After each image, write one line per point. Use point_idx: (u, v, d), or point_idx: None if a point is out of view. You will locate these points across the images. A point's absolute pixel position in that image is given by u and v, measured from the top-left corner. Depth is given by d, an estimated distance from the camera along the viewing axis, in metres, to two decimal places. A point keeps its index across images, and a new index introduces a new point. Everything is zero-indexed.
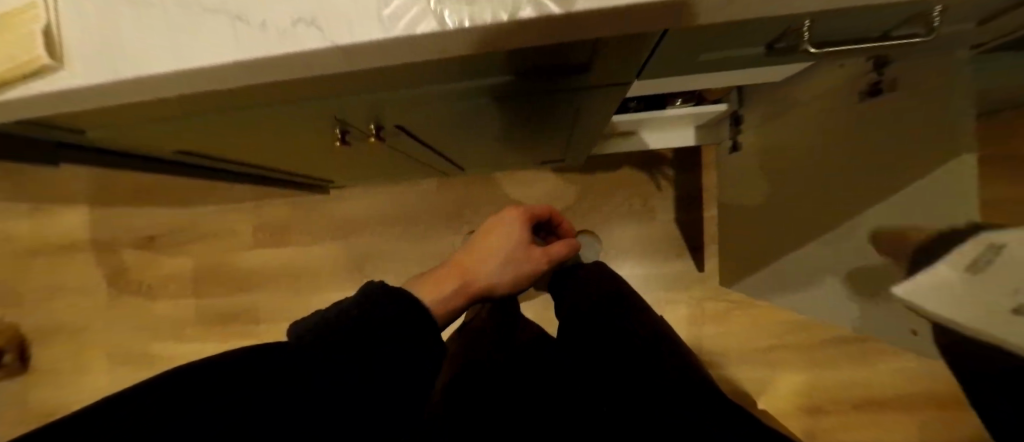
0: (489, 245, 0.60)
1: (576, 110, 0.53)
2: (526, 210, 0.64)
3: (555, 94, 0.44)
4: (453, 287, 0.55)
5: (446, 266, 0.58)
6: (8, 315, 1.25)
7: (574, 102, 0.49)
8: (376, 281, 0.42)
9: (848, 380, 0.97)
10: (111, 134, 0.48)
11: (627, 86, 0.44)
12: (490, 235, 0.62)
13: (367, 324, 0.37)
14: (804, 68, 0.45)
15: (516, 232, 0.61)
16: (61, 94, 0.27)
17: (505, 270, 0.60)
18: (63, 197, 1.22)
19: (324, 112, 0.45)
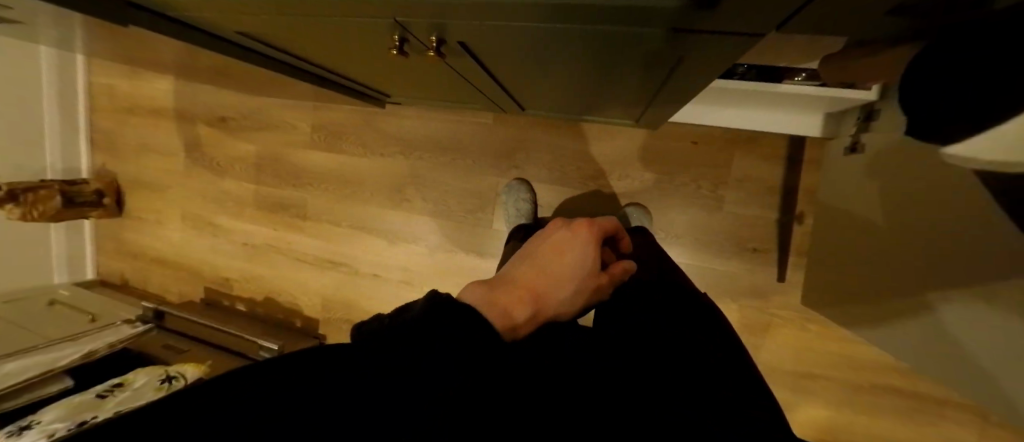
0: (560, 265, 0.43)
1: (675, 61, 0.43)
2: (602, 224, 0.48)
3: (655, 29, 0.33)
4: (523, 313, 0.36)
5: (502, 294, 0.36)
6: (108, 163, 1.42)
7: (676, 49, 0.39)
8: (438, 292, 0.27)
9: (884, 430, 0.88)
10: (175, 1, 0.45)
11: (755, 39, 0.34)
12: (561, 249, 0.45)
13: (433, 325, 0.23)
14: None
15: (596, 248, 0.45)
16: None
17: (578, 297, 0.43)
18: (154, 62, 1.30)
19: (384, 11, 0.40)
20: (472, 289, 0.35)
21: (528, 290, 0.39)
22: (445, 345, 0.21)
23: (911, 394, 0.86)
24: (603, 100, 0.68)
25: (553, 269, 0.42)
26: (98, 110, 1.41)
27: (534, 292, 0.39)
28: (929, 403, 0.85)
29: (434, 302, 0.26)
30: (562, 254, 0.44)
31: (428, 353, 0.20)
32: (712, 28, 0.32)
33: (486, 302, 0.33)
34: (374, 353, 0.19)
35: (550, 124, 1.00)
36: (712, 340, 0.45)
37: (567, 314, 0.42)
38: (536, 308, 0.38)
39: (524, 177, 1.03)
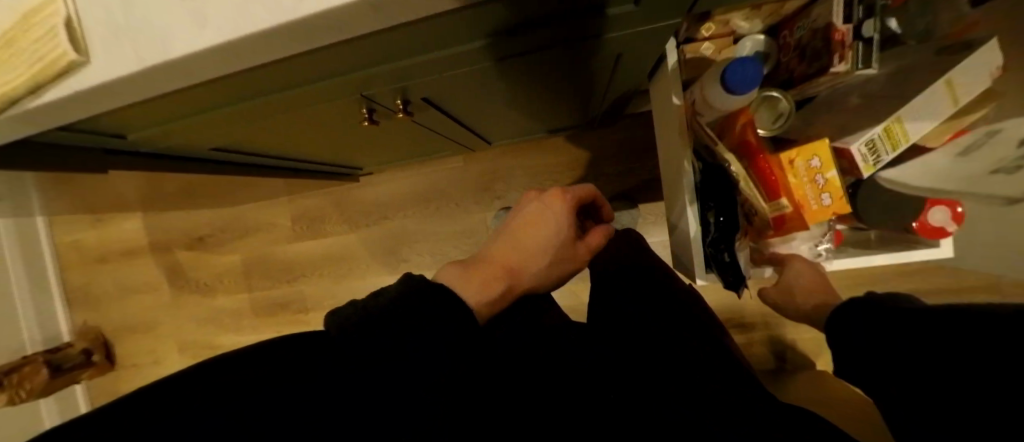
0: (532, 240, 0.50)
1: (615, 59, 0.48)
2: (575, 193, 0.52)
3: (597, 35, 0.39)
4: (496, 287, 0.45)
5: (479, 270, 0.46)
6: (91, 318, 1.37)
7: (613, 50, 0.44)
8: (412, 274, 0.36)
9: None
10: (152, 136, 0.48)
11: (670, 22, 0.39)
12: (535, 225, 0.50)
13: (411, 311, 0.30)
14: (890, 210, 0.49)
15: (567, 221, 0.51)
16: (98, 87, 0.28)
17: (548, 270, 0.51)
18: (117, 205, 1.30)
19: (353, 90, 0.43)
20: (454, 266, 0.45)
21: (503, 265, 0.48)
22: (427, 325, 0.30)
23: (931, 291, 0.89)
24: (559, 111, 0.74)
25: (526, 246, 0.50)
26: (69, 269, 1.37)
27: (508, 268, 0.48)
28: (949, 294, 0.87)
29: (408, 280, 0.35)
30: (535, 228, 0.50)
31: (411, 335, 0.28)
32: (630, 24, 0.38)
33: (463, 279, 0.43)
34: (360, 341, 0.27)
35: (516, 149, 1.05)
36: (694, 335, 0.49)
37: (543, 280, 0.52)
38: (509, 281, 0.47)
39: (508, 204, 1.06)
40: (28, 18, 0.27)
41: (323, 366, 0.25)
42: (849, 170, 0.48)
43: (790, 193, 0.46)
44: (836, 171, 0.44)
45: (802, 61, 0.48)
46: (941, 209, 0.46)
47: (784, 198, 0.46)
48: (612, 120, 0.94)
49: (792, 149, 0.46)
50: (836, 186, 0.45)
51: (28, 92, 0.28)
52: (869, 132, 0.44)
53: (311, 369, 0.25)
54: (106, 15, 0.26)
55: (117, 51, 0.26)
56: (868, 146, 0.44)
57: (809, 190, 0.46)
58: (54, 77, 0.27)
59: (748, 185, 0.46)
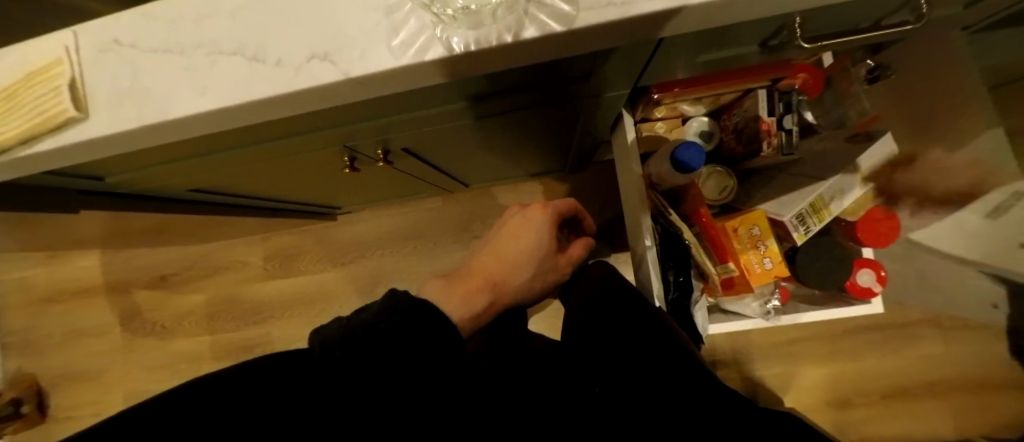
0: (513, 253, 0.53)
1: (578, 120, 0.54)
2: (557, 208, 0.56)
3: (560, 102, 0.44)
4: (477, 298, 0.48)
5: (462, 284, 0.49)
6: (24, 366, 1.25)
7: (576, 113, 0.50)
8: (396, 289, 0.40)
9: (877, 369, 0.93)
10: (130, 178, 0.49)
11: (622, 93, 0.45)
12: (515, 239, 0.53)
13: (399, 327, 0.35)
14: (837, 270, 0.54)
15: (549, 234, 0.54)
16: (88, 141, 0.30)
17: (533, 279, 0.54)
18: (74, 243, 1.24)
19: (337, 141, 0.47)
20: (441, 277, 0.50)
21: (485, 277, 0.51)
22: (405, 333, 0.35)
23: (889, 327, 0.92)
24: (532, 159, 0.79)
25: (509, 260, 0.52)
26: (8, 311, 1.26)
27: (492, 280, 0.51)
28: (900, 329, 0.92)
29: (394, 296, 0.40)
30: (517, 240, 0.53)
31: (394, 344, 0.34)
32: (589, 94, 0.43)
33: (446, 291, 0.47)
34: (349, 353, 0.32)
35: (494, 190, 1.09)
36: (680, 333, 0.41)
37: (528, 293, 0.54)
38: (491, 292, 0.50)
39: None
40: (32, 77, 0.30)
41: (307, 375, 0.29)
42: (785, 239, 0.53)
43: (737, 259, 0.51)
44: (773, 240, 0.51)
45: (740, 143, 0.53)
46: (867, 272, 0.55)
47: (732, 263, 0.51)
48: (584, 165, 1.00)
49: (735, 218, 0.52)
50: (775, 252, 0.52)
51: (21, 142, 0.30)
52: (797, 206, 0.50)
53: (296, 377, 0.29)
54: (110, 78, 0.29)
55: (115, 109, 0.29)
56: (799, 219, 0.50)
57: (753, 256, 0.52)
58: (49, 129, 0.29)
59: (699, 251, 0.50)
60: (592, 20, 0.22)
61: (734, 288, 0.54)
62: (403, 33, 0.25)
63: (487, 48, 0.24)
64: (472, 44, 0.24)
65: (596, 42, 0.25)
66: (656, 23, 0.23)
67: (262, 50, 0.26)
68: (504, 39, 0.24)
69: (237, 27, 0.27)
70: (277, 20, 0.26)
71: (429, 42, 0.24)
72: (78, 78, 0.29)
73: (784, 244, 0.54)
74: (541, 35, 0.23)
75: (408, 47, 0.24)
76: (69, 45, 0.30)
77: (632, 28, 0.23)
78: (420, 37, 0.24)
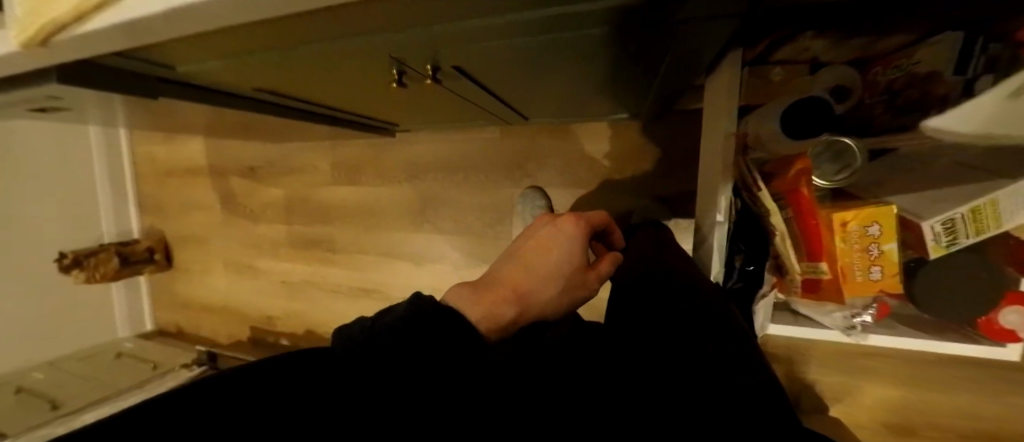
0: (541, 262, 0.40)
1: (667, 55, 0.43)
2: (590, 218, 0.45)
3: (652, 27, 0.33)
4: (509, 312, 0.34)
5: (489, 293, 0.35)
6: (156, 223, 1.55)
7: (667, 45, 0.39)
8: (423, 294, 0.27)
9: (969, 410, 0.78)
10: (197, 70, 0.50)
11: (735, 19, 0.34)
12: (542, 248, 0.42)
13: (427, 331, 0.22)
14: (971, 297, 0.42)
15: (583, 245, 0.43)
16: (128, 22, 0.29)
17: (562, 297, 0.41)
18: (185, 127, 1.42)
19: (382, 50, 0.42)
20: (461, 285, 0.35)
21: (514, 287, 0.37)
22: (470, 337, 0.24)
23: (1010, 365, 0.74)
24: (603, 98, 0.69)
25: (535, 269, 0.40)
26: (142, 177, 1.54)
27: (517, 289, 0.37)
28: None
29: (420, 301, 0.26)
30: (546, 251, 0.41)
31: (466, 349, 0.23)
32: (690, 18, 0.32)
33: (474, 298, 0.33)
34: (407, 345, 0.21)
35: (556, 128, 1.00)
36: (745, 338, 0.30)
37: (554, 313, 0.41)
38: (522, 308, 0.36)
39: (537, 184, 1.03)
40: None
41: (360, 378, 0.18)
42: (914, 247, 0.42)
43: (831, 260, 0.41)
44: (893, 246, 0.39)
45: (893, 111, 0.42)
46: (1017, 311, 0.41)
47: (823, 264, 0.41)
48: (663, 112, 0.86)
49: (848, 210, 0.40)
50: (893, 261, 0.40)
51: (75, 19, 0.30)
52: (950, 210, 0.37)
53: (344, 384, 0.17)
54: None
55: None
56: (945, 227, 0.38)
57: (855, 260, 0.41)
58: (94, 8, 0.28)
59: (782, 241, 0.41)
60: None
61: (818, 292, 0.44)
62: None
63: None
64: None
65: None
66: None
67: None
68: None
69: None
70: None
71: None
72: None
73: (908, 253, 0.43)
74: None
75: None
76: None
77: None
78: None
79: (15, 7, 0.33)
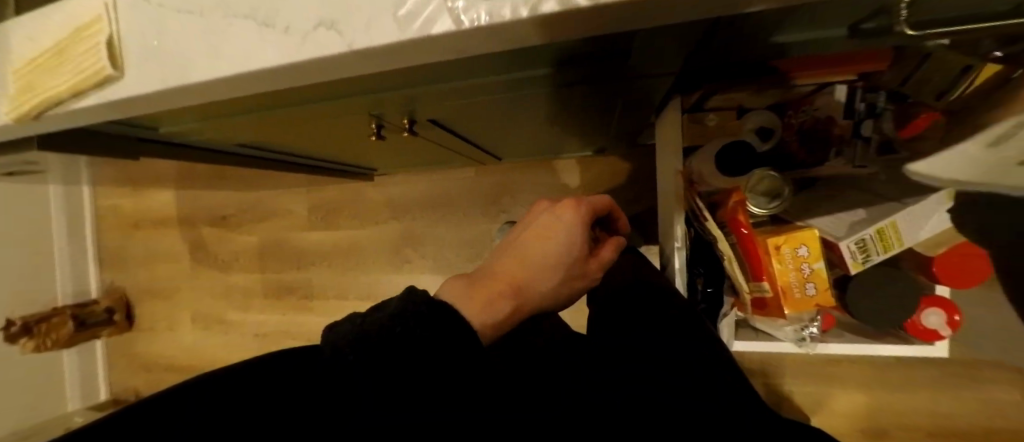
0: (542, 252, 0.37)
1: (617, 103, 0.49)
2: (591, 202, 0.41)
3: (601, 84, 0.39)
4: (506, 308, 0.32)
5: (482, 289, 0.33)
6: (117, 279, 1.47)
7: (616, 96, 0.45)
8: (415, 288, 0.27)
9: (929, 407, 0.82)
10: (179, 130, 0.52)
11: (668, 77, 0.40)
12: (543, 237, 0.38)
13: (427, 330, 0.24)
14: (895, 310, 0.46)
15: (583, 233, 0.39)
16: (125, 98, 0.31)
17: (563, 287, 0.38)
18: (154, 179, 1.39)
19: (362, 108, 0.46)
20: (455, 278, 0.34)
21: (510, 281, 0.35)
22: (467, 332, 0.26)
23: (957, 363, 0.80)
24: (568, 138, 0.75)
25: (535, 260, 0.37)
26: (104, 233, 1.48)
27: (515, 284, 0.35)
28: (972, 372, 0.80)
29: (411, 296, 0.27)
30: (545, 240, 0.38)
31: (461, 345, 0.25)
32: (632, 78, 0.38)
33: (466, 294, 0.31)
34: (401, 346, 0.22)
35: (527, 165, 1.06)
36: (734, 372, 0.35)
37: (553, 304, 0.38)
38: (521, 302, 0.34)
39: (513, 218, 1.07)
40: (78, 31, 0.31)
41: (358, 377, 0.20)
42: (838, 265, 0.46)
43: (771, 278, 0.44)
44: (822, 265, 0.43)
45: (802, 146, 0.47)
46: (936, 313, 0.46)
47: (765, 283, 0.45)
48: (624, 147, 0.92)
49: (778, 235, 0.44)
50: (822, 277, 0.44)
51: (72, 95, 0.32)
52: (861, 231, 0.43)
53: (342, 381, 0.19)
54: (142, 35, 0.29)
55: (146, 66, 0.30)
56: (857, 246, 0.43)
57: (793, 279, 0.44)
58: (94, 86, 0.31)
59: (731, 263, 0.45)
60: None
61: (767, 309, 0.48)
62: (409, 2, 0.22)
63: (500, 23, 0.20)
64: (482, 17, 0.20)
65: (631, 24, 0.21)
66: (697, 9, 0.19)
67: (273, 15, 0.25)
68: (517, 15, 0.19)
69: None
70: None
71: (437, 14, 0.22)
72: (115, 35, 0.30)
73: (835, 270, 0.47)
74: (561, 11, 0.19)
75: (413, 18, 0.22)
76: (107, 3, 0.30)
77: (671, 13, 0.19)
78: (426, 7, 0.22)
79: (9, 83, 0.35)
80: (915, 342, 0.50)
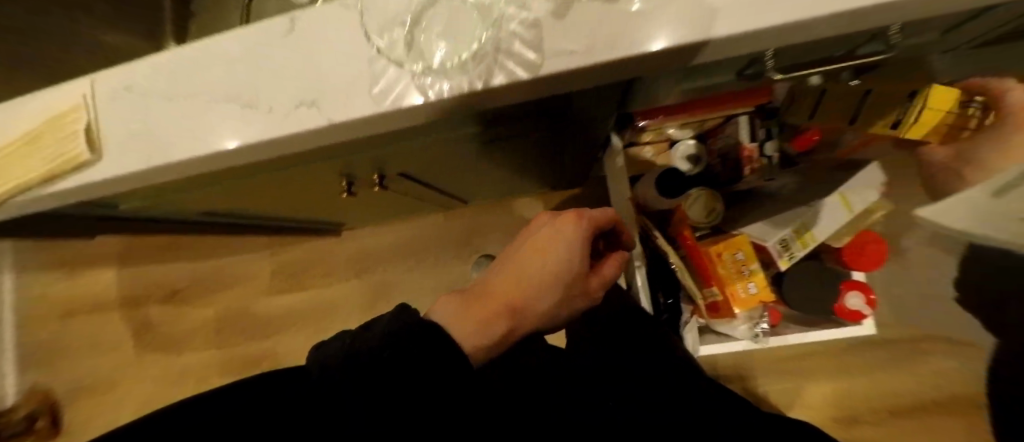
0: (540, 270, 0.37)
1: (568, 145, 0.56)
2: (595, 215, 0.40)
3: (549, 131, 0.45)
4: (499, 330, 0.35)
5: (479, 309, 0.35)
6: (42, 378, 1.29)
7: (566, 139, 0.52)
8: (408, 307, 0.29)
9: (884, 385, 0.90)
10: (142, 205, 0.52)
11: (606, 121, 0.47)
12: (542, 254, 0.38)
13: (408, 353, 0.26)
14: (824, 297, 0.53)
15: (583, 251, 0.39)
16: (99, 181, 0.32)
17: (561, 307, 0.39)
18: (93, 260, 1.29)
19: (333, 169, 0.49)
20: (452, 297, 0.37)
21: (506, 301, 0.36)
22: (457, 346, 0.28)
23: (898, 341, 0.89)
24: (529, 178, 0.81)
25: (533, 281, 0.37)
26: (30, 325, 1.32)
27: (510, 307, 0.36)
28: (911, 347, 0.89)
29: (404, 313, 0.29)
30: (545, 257, 0.38)
31: (445, 365, 0.27)
32: (575, 123, 0.45)
33: (461, 318, 0.34)
34: (382, 371, 0.25)
35: (493, 205, 1.11)
36: (702, 386, 0.42)
37: (551, 323, 0.40)
38: (513, 324, 0.36)
39: (485, 257, 1.10)
40: (55, 120, 0.32)
41: (347, 395, 0.24)
42: (770, 264, 0.54)
43: (717, 282, 0.50)
44: (757, 265, 0.49)
45: (725, 166, 0.55)
46: (858, 295, 0.54)
47: (715, 287, 0.50)
48: (580, 182, 1.00)
49: (719, 243, 0.50)
50: (760, 277, 0.50)
51: (43, 181, 0.32)
52: (781, 232, 0.51)
53: (332, 401, 0.23)
54: (122, 121, 0.31)
55: (125, 150, 0.31)
56: (782, 244, 0.51)
57: (737, 281, 0.50)
58: (68, 170, 0.32)
59: (684, 274, 0.50)
60: (554, 69, 0.23)
61: (722, 312, 0.53)
62: (380, 83, 0.27)
63: (460, 94, 0.26)
64: (446, 93, 0.26)
65: (565, 87, 0.26)
66: (610, 76, 0.25)
67: (255, 98, 0.29)
68: (474, 86, 0.26)
69: (236, 76, 0.29)
70: (270, 69, 0.29)
71: (405, 90, 0.26)
72: (93, 121, 0.31)
73: (770, 269, 0.54)
74: (509, 82, 0.25)
75: (384, 95, 0.26)
76: (87, 93, 0.32)
77: (592, 79, 0.25)
78: (396, 86, 0.26)
79: None
80: (846, 323, 0.57)
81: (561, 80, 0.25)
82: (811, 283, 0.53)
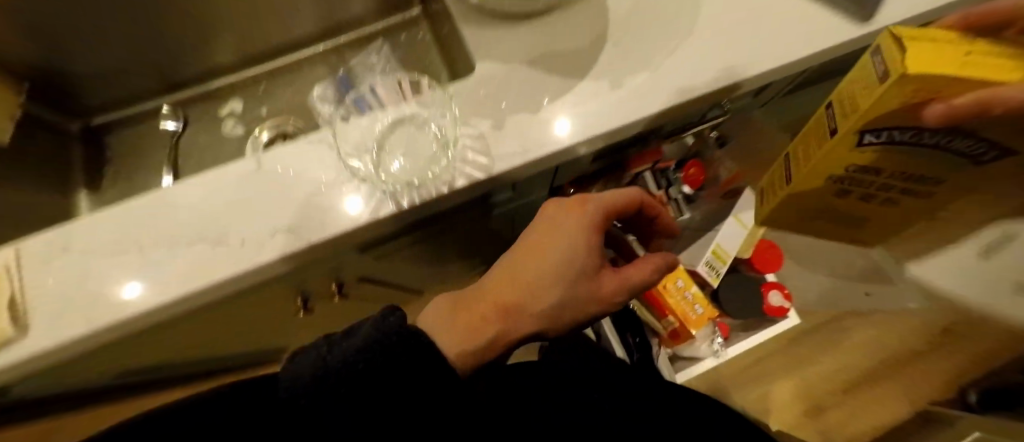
0: (538, 265, 0.34)
1: (513, 219, 0.62)
2: (607, 202, 0.36)
3: (496, 210, 0.51)
4: (486, 336, 0.32)
5: (468, 313, 0.33)
6: None
7: (511, 214, 0.58)
8: (395, 312, 0.28)
9: (832, 370, 0.99)
10: (42, 383, 0.43)
11: (542, 195, 0.55)
12: (545, 245, 0.34)
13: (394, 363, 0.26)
14: (753, 301, 0.63)
15: (592, 241, 0.35)
16: (20, 364, 0.28)
17: (567, 310, 0.34)
18: None
19: (289, 289, 0.48)
20: (445, 300, 0.35)
21: (500, 303, 0.34)
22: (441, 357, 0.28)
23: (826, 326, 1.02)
24: (482, 257, 0.85)
25: (531, 278, 0.34)
26: None
27: (503, 309, 0.33)
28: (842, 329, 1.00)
29: (391, 318, 0.28)
30: (545, 250, 0.34)
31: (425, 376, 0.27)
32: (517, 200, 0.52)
33: (448, 325, 0.32)
34: (361, 383, 0.25)
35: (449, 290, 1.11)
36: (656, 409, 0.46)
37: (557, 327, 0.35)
38: (505, 330, 0.33)
39: None
40: None
41: (325, 407, 0.24)
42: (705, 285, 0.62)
43: (671, 311, 0.55)
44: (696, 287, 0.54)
45: None
46: (777, 293, 0.64)
47: (670, 316, 0.55)
48: None
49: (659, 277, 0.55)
50: (702, 298, 0.56)
51: None
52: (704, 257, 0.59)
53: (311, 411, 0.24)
54: (57, 287, 0.29)
55: (58, 321, 0.28)
56: (709, 267, 0.59)
57: (686, 307, 0.55)
58: None
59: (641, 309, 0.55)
60: (503, 168, 0.31)
61: (683, 337, 0.58)
62: (355, 201, 0.30)
63: (429, 198, 0.31)
64: (416, 199, 0.30)
65: (513, 177, 0.33)
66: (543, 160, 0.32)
67: (225, 234, 0.30)
68: (440, 190, 0.30)
69: (203, 217, 0.31)
70: (234, 200, 0.31)
71: (380, 202, 0.30)
72: (19, 293, 0.29)
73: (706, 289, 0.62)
74: (470, 182, 0.31)
75: (361, 210, 0.30)
76: (9, 263, 0.30)
77: (532, 167, 0.32)
78: (371, 201, 0.30)
79: None
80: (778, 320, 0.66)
81: (507, 177, 0.33)
82: (739, 291, 0.63)
